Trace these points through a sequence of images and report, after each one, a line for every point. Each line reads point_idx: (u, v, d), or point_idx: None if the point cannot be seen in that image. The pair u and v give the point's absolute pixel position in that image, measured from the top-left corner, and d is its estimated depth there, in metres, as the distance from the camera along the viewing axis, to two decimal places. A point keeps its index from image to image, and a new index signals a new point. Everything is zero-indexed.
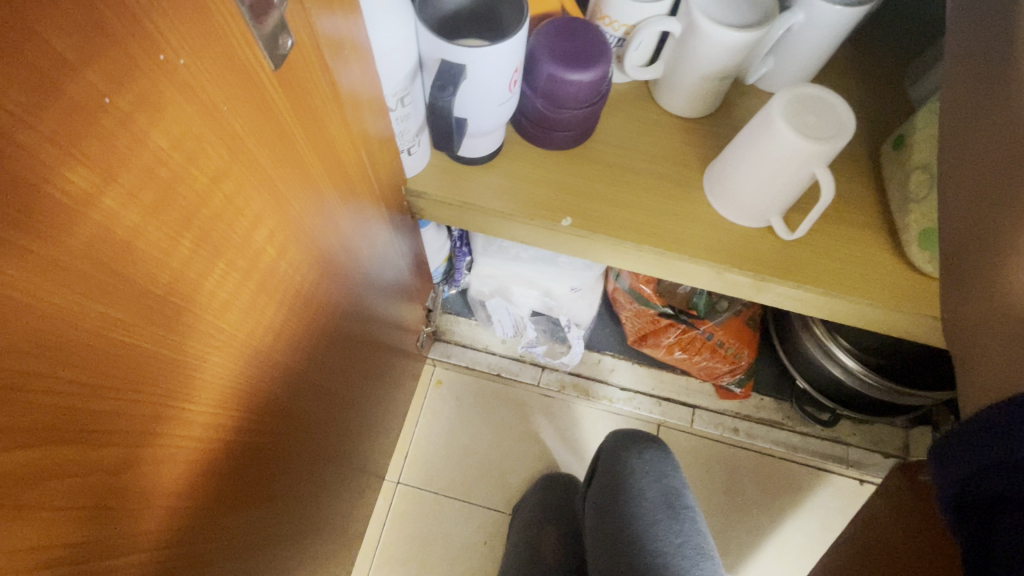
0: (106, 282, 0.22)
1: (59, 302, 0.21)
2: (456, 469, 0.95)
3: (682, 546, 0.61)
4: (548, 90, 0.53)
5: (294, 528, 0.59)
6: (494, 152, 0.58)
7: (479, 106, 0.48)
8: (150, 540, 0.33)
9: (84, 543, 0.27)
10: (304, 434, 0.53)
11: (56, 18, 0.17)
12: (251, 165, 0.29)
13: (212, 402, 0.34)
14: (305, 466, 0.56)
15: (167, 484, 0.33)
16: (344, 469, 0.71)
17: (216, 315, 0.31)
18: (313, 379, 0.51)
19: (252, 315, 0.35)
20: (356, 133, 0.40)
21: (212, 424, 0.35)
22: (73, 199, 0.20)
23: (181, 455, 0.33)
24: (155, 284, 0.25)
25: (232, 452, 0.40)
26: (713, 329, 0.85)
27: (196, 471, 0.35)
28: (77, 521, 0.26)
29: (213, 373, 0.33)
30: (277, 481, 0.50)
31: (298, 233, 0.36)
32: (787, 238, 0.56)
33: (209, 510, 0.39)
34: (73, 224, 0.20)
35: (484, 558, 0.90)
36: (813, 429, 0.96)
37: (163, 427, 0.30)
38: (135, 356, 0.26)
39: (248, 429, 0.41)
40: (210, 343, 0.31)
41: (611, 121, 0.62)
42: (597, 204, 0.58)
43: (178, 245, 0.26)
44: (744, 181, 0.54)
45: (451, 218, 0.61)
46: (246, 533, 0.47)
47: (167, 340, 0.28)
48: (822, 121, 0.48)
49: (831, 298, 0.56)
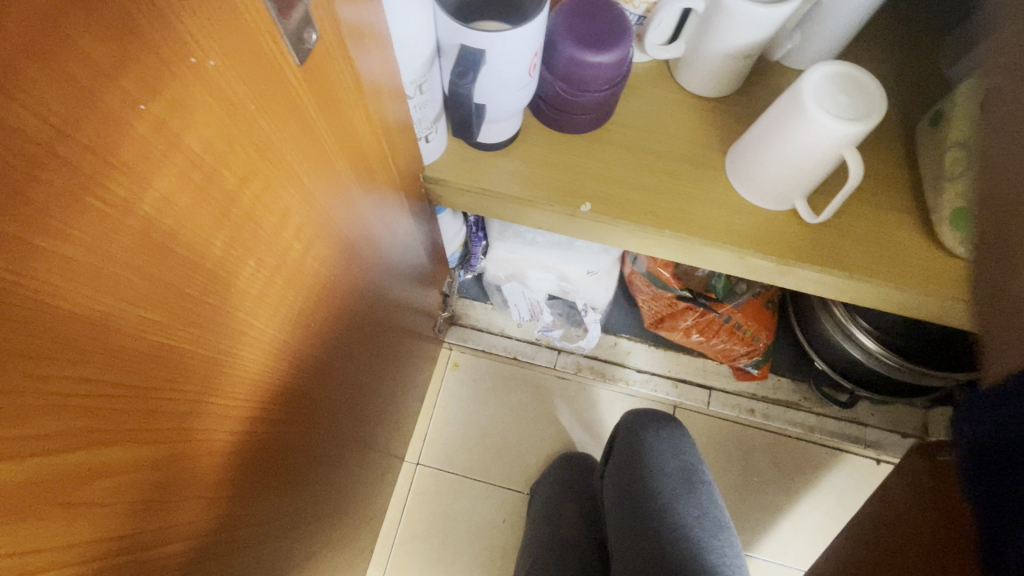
0: (144, 285, 0.23)
1: (102, 304, 0.21)
2: (475, 450, 0.97)
3: (701, 518, 0.64)
4: (568, 72, 0.52)
5: (322, 506, 0.61)
6: (512, 136, 0.58)
7: (498, 91, 0.47)
8: (189, 528, 0.34)
9: (131, 533, 0.29)
10: (330, 417, 0.55)
11: (91, 26, 0.17)
12: (279, 162, 0.29)
13: (243, 396, 0.35)
14: (331, 449, 0.58)
15: (203, 475, 0.34)
16: (367, 452, 0.73)
17: (246, 311, 0.31)
18: (338, 367, 0.52)
19: (280, 310, 0.35)
20: (376, 122, 0.39)
21: (243, 415, 0.36)
22: (113, 204, 0.20)
23: (214, 447, 0.34)
24: (190, 285, 0.26)
25: (263, 440, 0.41)
26: (732, 312, 0.85)
27: (229, 461, 0.37)
28: (123, 514, 0.27)
29: (245, 367, 0.34)
30: (307, 464, 0.52)
31: (322, 227, 0.36)
32: (811, 221, 0.55)
33: (242, 495, 0.40)
34: (114, 231, 0.20)
35: (503, 535, 0.92)
36: (831, 410, 0.95)
37: (199, 421, 0.31)
38: (170, 356, 0.26)
39: (277, 416, 0.42)
40: (241, 338, 0.32)
41: (631, 103, 0.61)
42: (616, 188, 0.57)
43: (212, 244, 0.26)
44: (768, 164, 0.53)
45: (469, 205, 0.61)
46: (278, 512, 0.49)
47: (202, 337, 0.28)
48: (852, 100, 0.47)
49: (855, 281, 0.56)
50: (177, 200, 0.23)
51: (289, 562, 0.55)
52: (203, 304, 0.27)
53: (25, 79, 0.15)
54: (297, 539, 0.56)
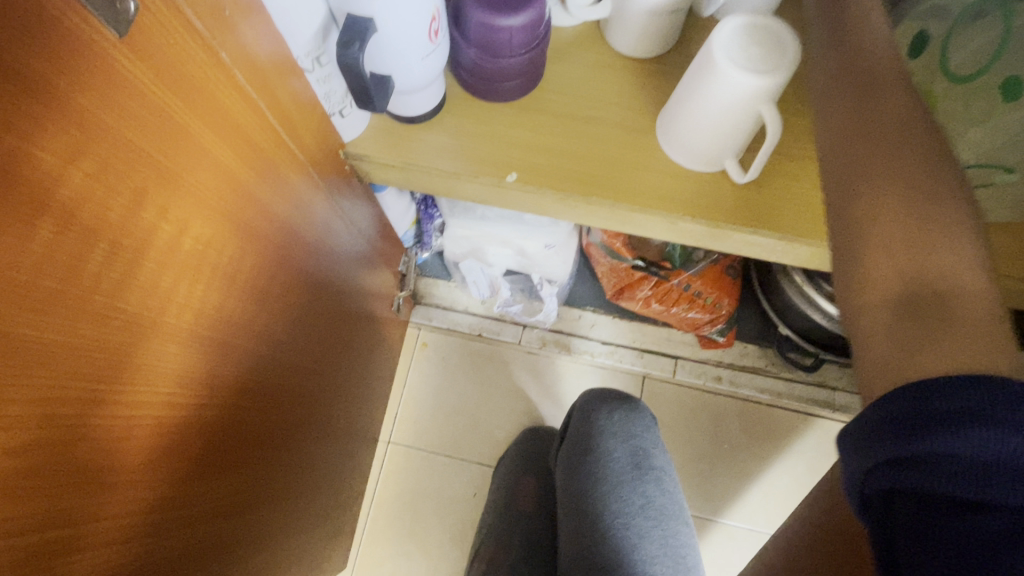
0: None
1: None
2: (444, 427, 0.97)
3: (644, 507, 0.65)
4: (481, 38, 0.51)
5: (293, 490, 0.62)
6: (435, 108, 0.56)
7: (400, 61, 0.46)
8: (122, 514, 0.35)
9: (41, 517, 0.29)
10: (282, 407, 0.55)
11: None
12: (120, 142, 0.28)
13: (153, 385, 0.35)
14: (288, 436, 0.57)
15: (123, 461, 0.34)
16: (335, 437, 0.74)
17: (115, 296, 0.31)
18: (277, 354, 0.51)
19: (168, 296, 0.35)
20: (253, 97, 0.39)
21: (153, 416, 0.36)
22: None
23: (123, 450, 0.34)
24: (20, 272, 0.25)
25: (196, 440, 0.41)
26: (689, 279, 0.84)
27: (151, 463, 0.37)
28: (21, 500, 0.28)
29: (135, 362, 0.33)
30: (261, 453, 0.52)
31: (200, 207, 0.36)
32: (740, 181, 0.54)
33: (182, 490, 0.41)
34: None
35: (474, 509, 0.93)
36: (799, 375, 0.94)
37: (100, 409, 0.31)
38: (26, 354, 0.26)
39: (207, 415, 0.42)
40: (118, 325, 0.32)
41: (559, 67, 0.59)
42: (543, 157, 0.56)
43: (37, 230, 0.25)
44: (693, 124, 0.51)
45: (399, 181, 0.60)
46: (243, 500, 0.50)
47: (63, 329, 0.28)
48: (765, 52, 0.45)
49: (788, 242, 0.54)
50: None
51: (261, 545, 0.56)
52: (50, 295, 0.27)
53: None
54: (269, 526, 0.57)
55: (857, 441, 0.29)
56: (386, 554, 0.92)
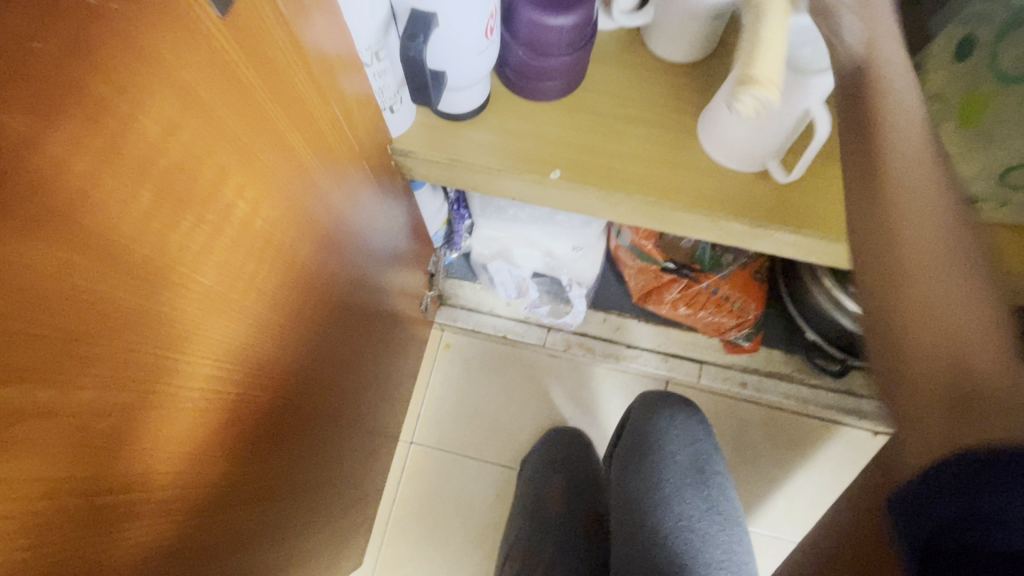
0: (71, 233, 0.23)
1: (16, 248, 0.21)
2: (468, 428, 0.97)
3: (709, 510, 0.70)
4: (530, 37, 0.52)
5: (326, 482, 0.62)
6: (480, 106, 0.57)
7: (455, 56, 0.47)
8: (169, 486, 0.35)
9: (100, 479, 0.29)
10: (322, 396, 0.55)
11: None
12: (211, 119, 0.29)
13: (211, 359, 0.35)
14: (325, 426, 0.58)
15: (175, 434, 0.34)
16: (366, 433, 0.74)
17: (191, 268, 0.31)
18: (323, 344, 0.52)
19: (239, 270, 0.35)
20: (323, 85, 0.40)
21: (209, 392, 0.36)
22: (10, 145, 0.20)
23: (179, 422, 0.34)
24: (117, 235, 0.25)
25: (250, 423, 0.42)
26: (718, 283, 0.84)
27: (208, 435, 0.37)
28: (81, 463, 0.27)
29: (197, 335, 0.33)
30: (303, 439, 0.53)
31: (270, 190, 0.36)
32: (783, 181, 0.54)
33: (225, 470, 0.41)
34: (20, 168, 0.20)
35: (496, 512, 0.93)
36: (825, 381, 0.94)
37: (164, 377, 0.31)
38: (111, 315, 0.26)
39: (260, 398, 0.43)
40: (190, 298, 0.31)
41: (601, 69, 0.60)
42: (585, 156, 0.57)
43: (138, 195, 0.26)
44: (738, 125, 0.52)
45: (442, 177, 0.60)
46: (277, 488, 0.50)
47: (152, 286, 0.28)
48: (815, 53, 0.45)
49: (828, 243, 0.55)
50: (84, 143, 0.22)
51: (295, 534, 0.56)
52: (138, 255, 0.27)
53: None
54: (302, 515, 0.57)
55: (909, 505, 0.27)
56: (407, 554, 0.92)
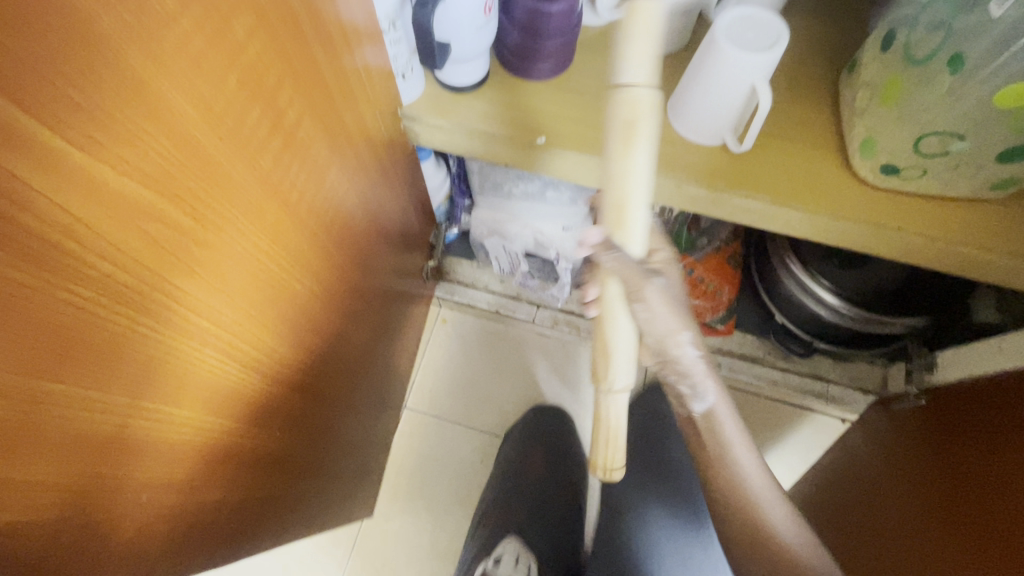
0: (183, 88, 0.32)
1: (154, 85, 0.30)
2: (459, 397, 1.04)
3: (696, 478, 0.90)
4: (524, 20, 0.61)
5: (332, 416, 0.70)
6: (480, 80, 0.67)
7: (461, 29, 0.57)
8: (196, 398, 0.41)
9: (148, 376, 0.36)
10: (337, 327, 0.63)
11: None
12: (262, 36, 0.38)
13: (252, 251, 0.42)
14: (336, 358, 0.66)
15: (204, 350, 0.40)
16: (367, 394, 0.81)
17: (249, 154, 0.39)
18: (340, 278, 0.60)
19: (234, 219, 0.39)
20: (348, 36, 0.49)
21: (238, 309, 0.43)
22: (148, 10, 0.28)
23: (209, 336, 0.40)
24: (207, 103, 0.34)
25: (272, 344, 0.50)
26: (693, 264, 0.92)
27: (186, 398, 0.40)
28: (135, 355, 0.34)
29: (237, 236, 0.40)
30: (316, 359, 0.60)
31: (298, 114, 0.45)
32: (736, 149, 0.62)
33: (242, 393, 0.48)
34: (156, 28, 0.29)
35: (481, 475, 0.99)
36: (793, 365, 1.00)
37: (203, 284, 0.38)
38: (201, 167, 0.35)
39: (285, 321, 0.51)
40: (245, 189, 0.40)
41: (586, 55, 0.69)
42: (569, 126, 0.66)
43: (215, 77, 0.34)
44: (698, 101, 0.60)
45: (445, 142, 0.70)
46: (294, 405, 0.59)
47: (143, 239, 0.32)
48: (756, 36, 0.55)
49: (778, 208, 0.63)
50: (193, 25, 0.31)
51: (300, 451, 0.63)
52: (191, 164, 0.34)
53: None
54: (307, 436, 0.64)
55: None
56: (396, 511, 0.97)
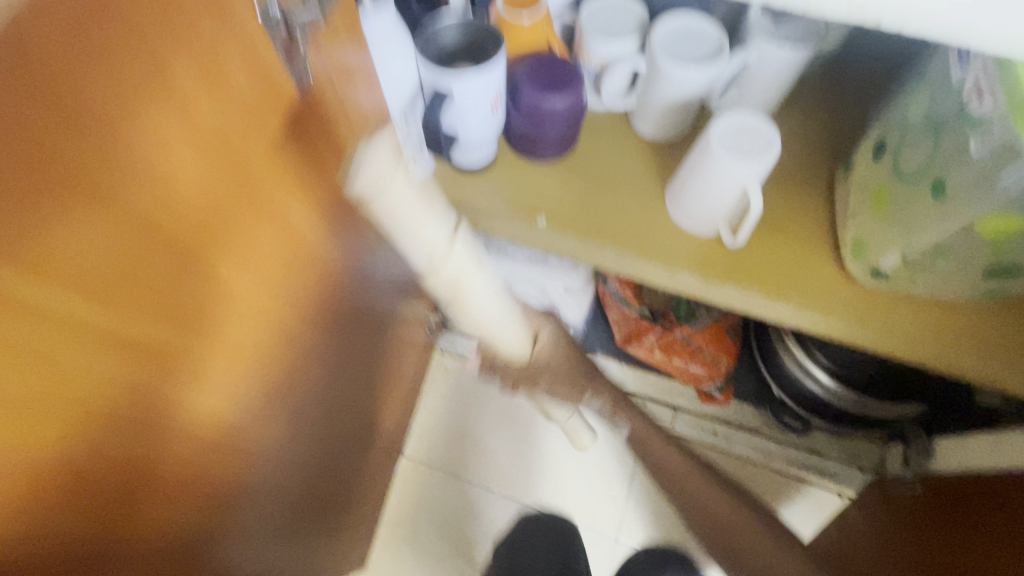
0: (183, 199, 0.32)
1: (149, 207, 0.30)
2: (455, 449, 1.06)
3: None
4: (530, 111, 0.64)
5: (318, 476, 0.69)
6: (487, 161, 0.70)
7: (466, 122, 0.61)
8: (171, 483, 0.41)
9: (121, 473, 0.35)
10: (324, 388, 0.63)
11: (184, 56, 0.29)
12: (277, 157, 0.41)
13: (238, 330, 0.42)
14: (321, 419, 0.66)
15: (179, 434, 0.40)
16: (356, 458, 0.82)
17: (247, 245, 0.40)
18: (330, 340, 0.60)
19: (230, 328, 0.41)
20: (360, 136, 0.52)
21: (220, 388, 0.43)
22: (168, 158, 0.30)
23: (187, 418, 0.40)
24: (205, 208, 0.34)
25: (254, 415, 0.49)
26: (691, 334, 0.93)
27: (160, 489, 0.40)
28: (108, 453, 0.33)
29: (223, 317, 0.40)
30: (301, 424, 0.60)
31: (308, 214, 0.47)
32: (731, 244, 0.65)
33: (224, 469, 0.47)
34: (171, 171, 0.31)
35: (472, 529, 1.02)
36: (790, 439, 1.00)
37: (181, 368, 0.37)
38: (193, 263, 0.35)
39: (269, 390, 0.51)
40: (239, 274, 0.40)
41: (590, 139, 0.72)
42: (568, 209, 0.69)
43: (232, 202, 0.37)
44: (691, 195, 0.63)
45: (450, 216, 0.73)
46: (278, 472, 0.58)
47: (123, 352, 0.32)
48: (749, 142, 0.57)
49: (770, 302, 0.64)
50: (208, 168, 0.33)
51: (284, 520, 0.62)
52: (194, 283, 0.35)
53: (139, 87, 0.27)
54: (291, 503, 0.63)
55: None
56: (388, 560, 1.00)
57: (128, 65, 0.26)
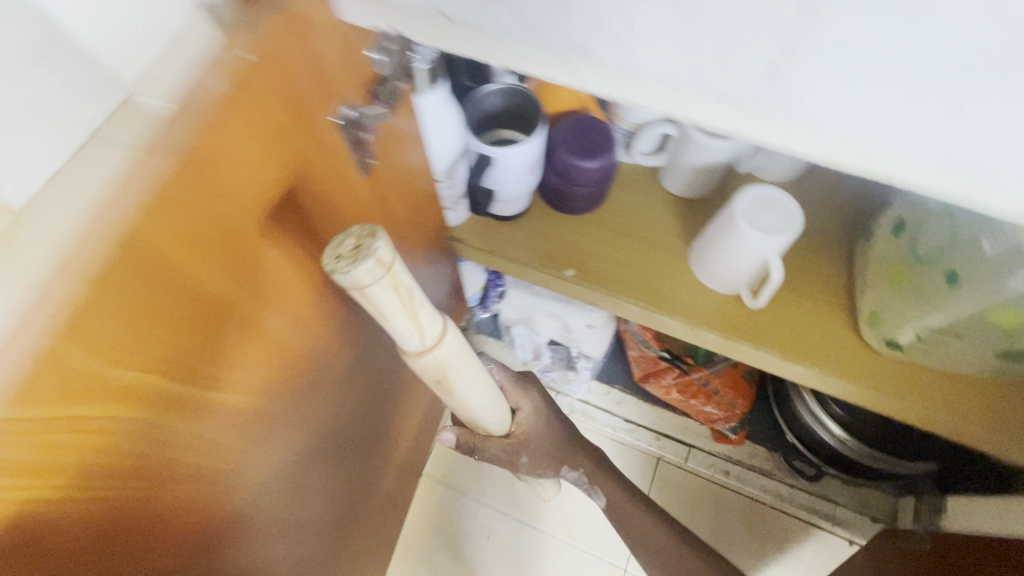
0: (218, 257, 0.32)
1: (185, 264, 0.30)
2: (474, 471, 1.11)
3: None
4: (565, 172, 0.68)
5: (334, 532, 0.65)
6: (521, 211, 0.74)
7: (505, 183, 0.66)
8: (173, 549, 0.37)
9: (117, 539, 0.32)
10: (346, 436, 0.61)
11: (276, 171, 0.34)
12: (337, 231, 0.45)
13: (259, 386, 0.40)
14: (343, 470, 0.63)
15: (185, 498, 0.36)
16: (367, 531, 0.79)
17: (277, 300, 0.39)
18: (354, 386, 0.59)
19: (258, 406, 0.41)
20: (408, 199, 0.56)
21: (234, 445, 0.40)
22: (249, 246, 0.34)
23: (196, 480, 0.37)
24: (236, 264, 0.34)
25: (270, 473, 0.46)
26: (709, 376, 0.96)
27: (159, 556, 0.36)
28: (105, 516, 0.30)
29: (243, 372, 0.38)
30: (325, 478, 0.58)
31: None
32: (751, 305, 0.68)
33: (231, 533, 0.43)
34: (245, 252, 0.34)
35: (486, 550, 1.06)
36: (801, 483, 1.03)
37: (195, 424, 0.35)
38: (217, 317, 0.34)
39: (288, 445, 0.48)
40: (263, 327, 0.39)
41: (619, 194, 0.76)
42: (596, 262, 0.72)
43: (300, 276, 0.41)
44: (716, 259, 0.66)
45: (483, 261, 0.77)
46: (294, 533, 0.54)
47: (134, 407, 0.30)
48: (774, 217, 0.60)
49: (787, 362, 0.66)
50: (263, 252, 0.36)
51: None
52: (214, 334, 0.34)
53: (239, 198, 0.32)
54: (309, 562, 0.60)
55: None
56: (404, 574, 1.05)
57: (224, 162, 0.30)
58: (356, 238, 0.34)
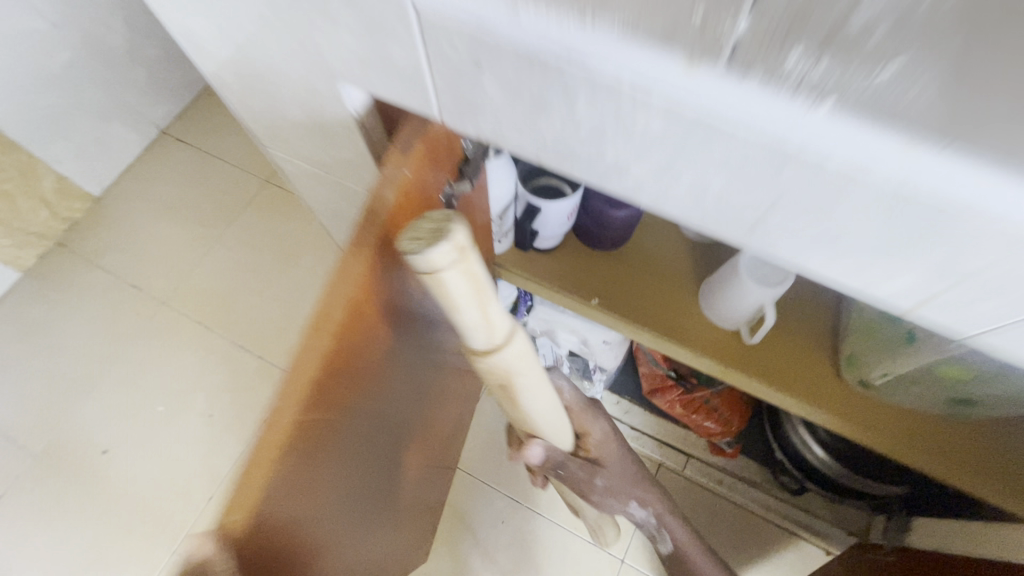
0: (383, 304, 0.44)
1: (369, 313, 0.43)
2: (495, 463, 1.25)
3: None
4: (597, 217, 0.80)
5: (399, 517, 0.77)
6: (556, 244, 0.87)
7: (547, 224, 0.78)
8: (330, 516, 0.49)
9: (312, 500, 0.44)
10: (423, 437, 0.73)
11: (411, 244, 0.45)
12: None
13: (388, 395, 0.53)
14: (416, 464, 0.74)
15: (342, 478, 0.48)
16: (416, 521, 0.91)
17: (408, 332, 0.52)
18: (436, 396, 0.71)
19: (379, 422, 0.53)
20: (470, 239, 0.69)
21: (370, 441, 0.52)
22: (394, 295, 0.46)
23: (350, 465, 0.49)
24: (391, 307, 0.46)
25: (382, 465, 0.58)
26: (710, 395, 1.07)
27: (324, 520, 0.48)
28: (311, 484, 0.42)
29: (383, 385, 0.50)
30: (407, 470, 0.70)
31: None
32: (747, 340, 0.79)
33: (357, 508, 0.55)
34: (391, 298, 0.46)
35: (501, 534, 1.19)
36: (786, 496, 1.14)
37: (356, 422, 0.47)
38: (378, 345, 0.46)
39: (394, 443, 0.60)
40: (397, 351, 0.51)
41: (642, 235, 0.88)
42: (618, 294, 0.84)
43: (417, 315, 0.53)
44: (722, 299, 0.77)
45: (521, 284, 0.88)
46: (382, 514, 0.66)
47: (332, 407, 0.42)
48: (772, 271, 0.72)
49: (775, 393, 0.77)
50: (397, 307, 0.47)
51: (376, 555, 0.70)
52: (374, 357, 0.46)
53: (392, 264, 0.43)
54: (383, 538, 0.72)
55: None
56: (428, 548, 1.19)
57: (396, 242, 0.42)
58: (433, 220, 0.36)
